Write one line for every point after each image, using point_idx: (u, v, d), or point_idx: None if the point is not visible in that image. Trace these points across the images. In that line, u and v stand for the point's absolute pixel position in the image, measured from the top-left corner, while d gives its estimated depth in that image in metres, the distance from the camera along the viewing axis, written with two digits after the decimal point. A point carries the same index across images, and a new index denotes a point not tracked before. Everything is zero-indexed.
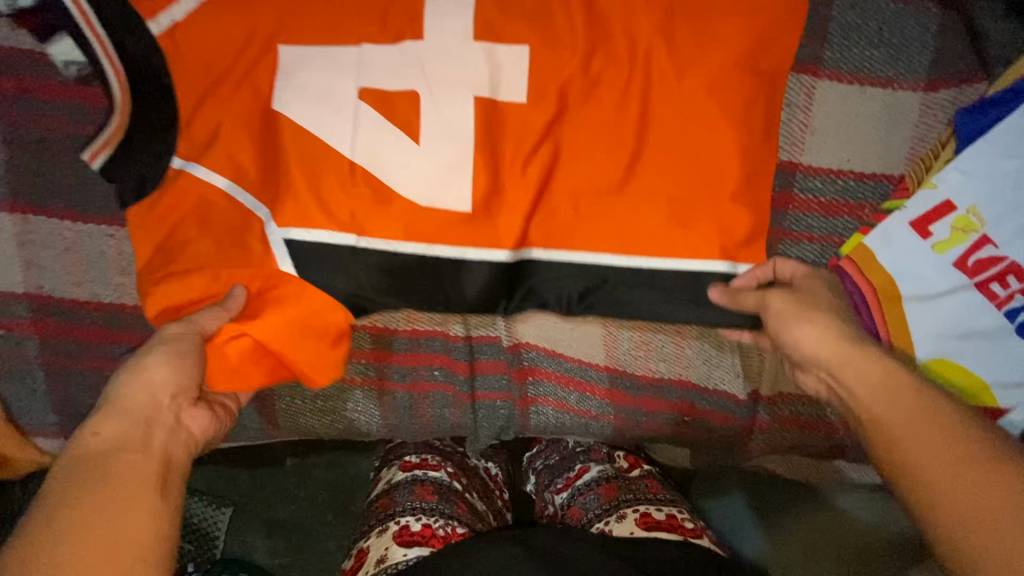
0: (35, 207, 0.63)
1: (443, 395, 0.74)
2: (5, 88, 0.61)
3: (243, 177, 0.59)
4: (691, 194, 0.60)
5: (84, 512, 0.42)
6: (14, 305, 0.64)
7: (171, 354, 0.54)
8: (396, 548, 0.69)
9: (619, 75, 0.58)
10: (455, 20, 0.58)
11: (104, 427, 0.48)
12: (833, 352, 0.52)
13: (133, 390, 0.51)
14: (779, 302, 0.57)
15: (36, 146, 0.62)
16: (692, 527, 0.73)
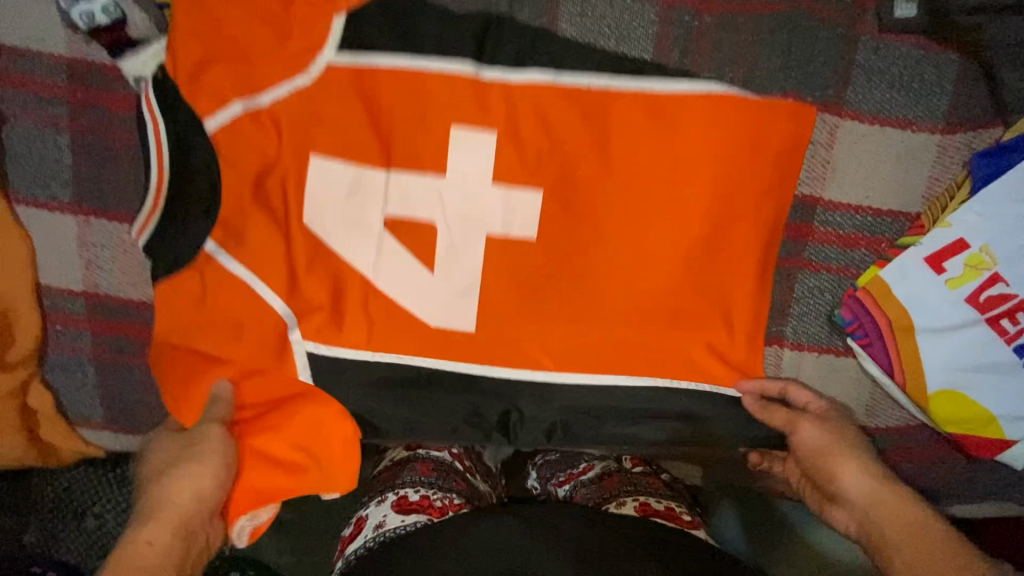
0: (100, 211, 0.67)
1: None
2: (77, 99, 0.66)
3: (279, 262, 0.66)
4: (678, 318, 0.69)
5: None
6: (70, 302, 0.68)
7: (214, 457, 0.63)
8: (394, 515, 0.76)
9: (620, 209, 0.67)
10: (477, 156, 0.67)
11: (152, 537, 0.56)
12: (874, 496, 0.62)
13: (174, 495, 0.60)
14: (812, 433, 0.67)
15: (102, 154, 0.66)
16: (688, 519, 0.78)
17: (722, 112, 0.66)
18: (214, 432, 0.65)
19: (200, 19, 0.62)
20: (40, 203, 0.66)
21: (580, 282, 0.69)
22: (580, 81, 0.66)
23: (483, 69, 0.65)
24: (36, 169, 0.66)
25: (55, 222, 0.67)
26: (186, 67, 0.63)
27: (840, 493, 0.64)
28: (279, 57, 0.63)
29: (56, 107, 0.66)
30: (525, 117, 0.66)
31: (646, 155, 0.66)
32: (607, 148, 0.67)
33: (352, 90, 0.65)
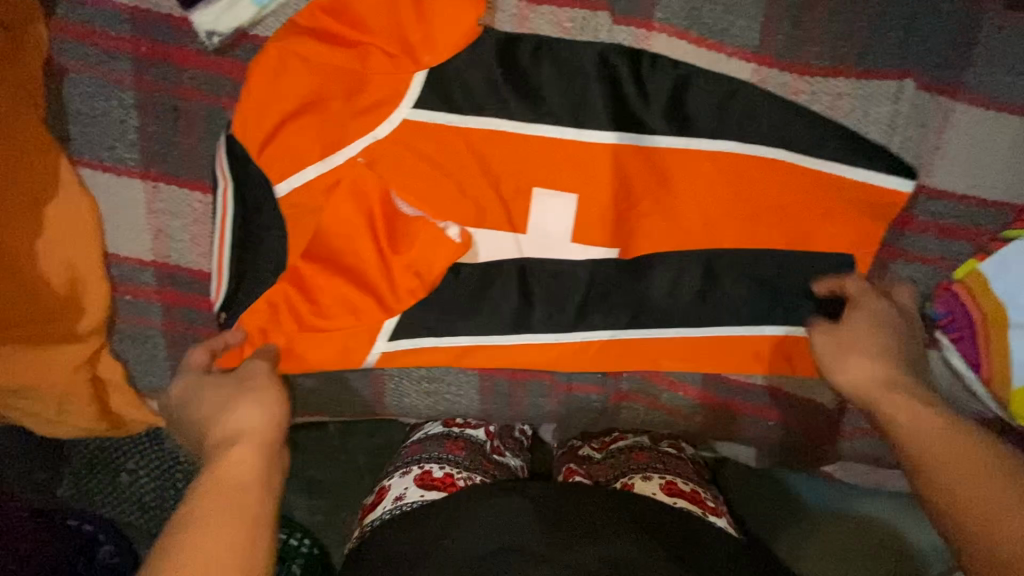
0: (168, 177, 0.63)
1: (540, 385, 0.76)
2: (143, 54, 0.61)
3: (363, 302, 0.66)
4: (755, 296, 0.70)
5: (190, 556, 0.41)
6: (140, 272, 0.65)
7: (262, 388, 0.54)
8: (414, 490, 0.68)
9: (704, 195, 0.67)
10: (558, 210, 0.67)
11: (233, 452, 0.48)
12: (870, 391, 0.55)
13: (232, 423, 0.51)
14: (825, 341, 0.59)
15: (169, 115, 0.62)
16: (713, 507, 0.71)
17: (800, 186, 0.66)
18: (262, 368, 0.57)
19: (272, 64, 0.59)
20: (105, 166, 0.62)
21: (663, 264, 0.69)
22: (659, 143, 0.65)
23: (562, 129, 0.64)
24: (98, 129, 0.62)
25: (122, 188, 0.63)
26: (256, 74, 0.59)
27: (871, 399, 0.55)
28: (355, 109, 0.62)
29: (120, 62, 0.61)
30: (598, 190, 0.66)
31: (726, 157, 0.65)
32: (677, 226, 0.68)
33: (431, 149, 0.65)
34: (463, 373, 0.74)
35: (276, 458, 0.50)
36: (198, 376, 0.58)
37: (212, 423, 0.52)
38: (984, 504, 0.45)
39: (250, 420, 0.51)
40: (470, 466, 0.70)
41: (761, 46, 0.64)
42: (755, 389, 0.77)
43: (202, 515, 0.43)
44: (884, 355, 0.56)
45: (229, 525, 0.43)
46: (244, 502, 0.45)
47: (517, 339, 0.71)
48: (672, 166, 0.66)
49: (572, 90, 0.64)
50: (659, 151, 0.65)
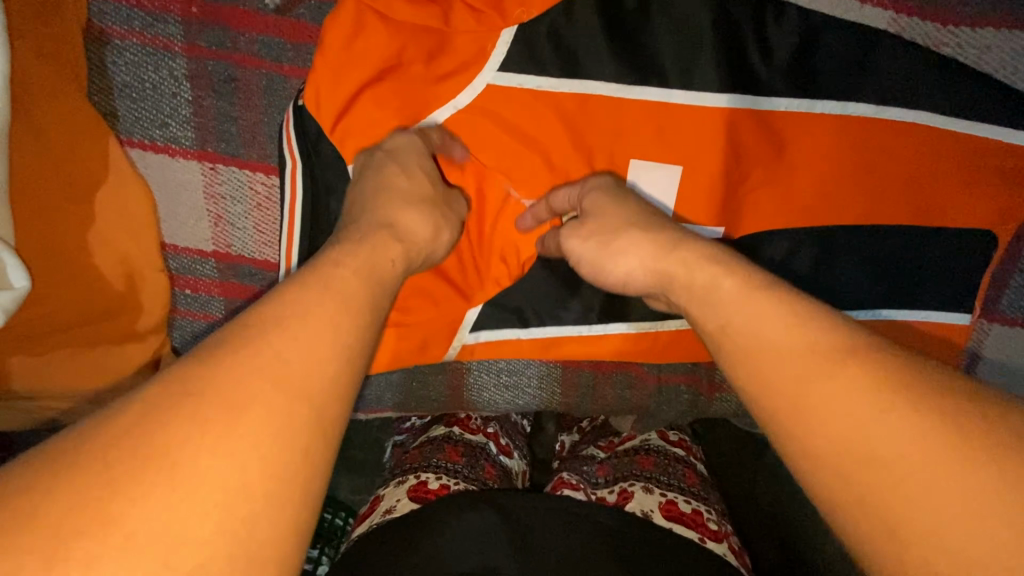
0: (228, 157, 0.56)
1: (626, 376, 0.71)
2: (194, 15, 0.53)
3: (441, 292, 0.60)
4: (874, 279, 0.62)
5: (263, 379, 0.30)
6: (200, 264, 0.60)
7: (435, 210, 0.50)
8: (405, 503, 0.63)
9: (825, 167, 0.59)
10: (657, 192, 0.60)
11: (392, 251, 0.43)
12: (659, 272, 0.46)
13: (397, 217, 0.46)
14: (585, 244, 0.51)
15: (227, 86, 0.55)
16: (716, 528, 0.63)
17: (933, 152, 0.58)
18: (458, 205, 0.54)
19: (348, 20, 0.51)
20: (158, 146, 0.56)
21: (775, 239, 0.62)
22: (779, 106, 0.57)
23: (668, 91, 0.57)
24: (149, 103, 0.55)
25: (177, 170, 0.56)
26: (328, 34, 0.51)
27: (688, 286, 0.44)
28: (438, 74, 0.54)
29: (169, 25, 0.53)
30: (705, 161, 0.59)
31: (854, 122, 0.57)
32: (793, 199, 0.60)
33: (520, 119, 0.57)
34: (545, 368, 0.69)
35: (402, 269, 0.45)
36: (411, 137, 0.52)
37: (380, 196, 0.47)
38: (846, 440, 0.32)
39: (413, 231, 0.47)
40: (468, 476, 0.66)
41: None
42: None
43: (297, 330, 0.32)
44: (686, 242, 0.45)
45: (320, 364, 0.32)
46: (343, 339, 0.34)
47: (606, 327, 0.64)
48: (791, 132, 0.58)
49: (682, 47, 0.55)
50: (777, 115, 0.57)
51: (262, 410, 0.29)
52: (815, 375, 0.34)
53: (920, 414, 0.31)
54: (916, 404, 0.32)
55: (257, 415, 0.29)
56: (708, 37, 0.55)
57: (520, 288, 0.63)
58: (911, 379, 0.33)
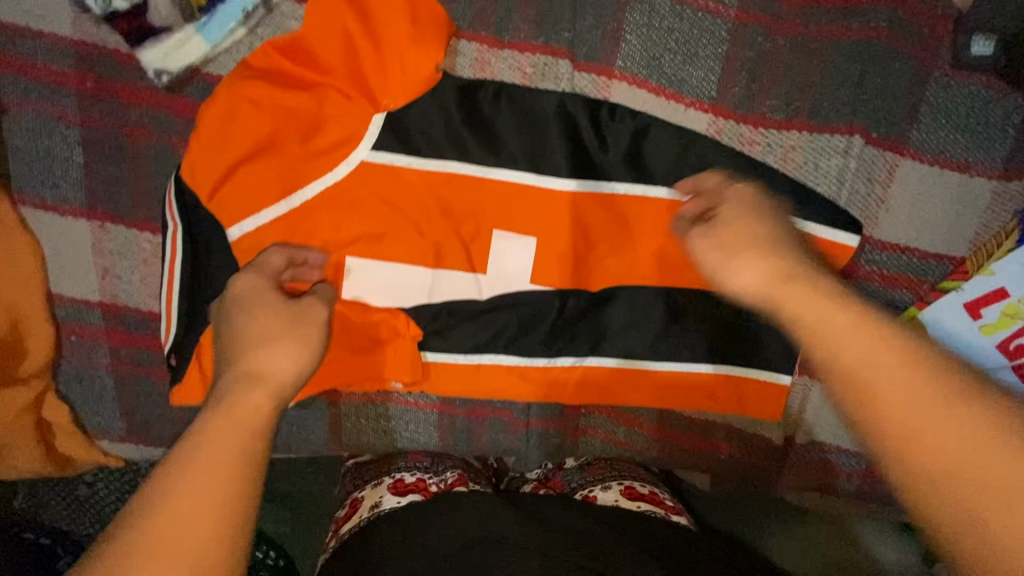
0: (116, 216, 0.61)
1: (500, 421, 0.78)
2: (88, 90, 0.59)
3: None
4: (705, 336, 0.72)
5: (189, 502, 0.36)
6: (87, 313, 0.63)
7: (302, 350, 0.47)
8: (389, 497, 0.67)
9: (659, 241, 0.68)
10: (515, 256, 0.68)
11: (251, 397, 0.43)
12: (772, 297, 0.40)
13: (264, 355, 0.46)
14: (705, 256, 0.45)
15: (117, 153, 0.60)
16: (674, 504, 0.72)
17: None
18: (321, 312, 0.51)
19: (224, 106, 0.58)
20: (47, 205, 0.60)
21: (619, 297, 0.71)
22: (618, 189, 0.66)
23: (522, 174, 0.65)
24: (41, 167, 0.59)
25: (66, 227, 0.61)
26: (208, 116, 0.58)
27: (793, 320, 0.38)
28: (313, 150, 0.61)
29: (64, 98, 0.58)
30: (559, 233, 0.67)
31: (681, 206, 0.67)
32: (635, 266, 0.69)
33: (390, 191, 0.64)
34: (422, 413, 0.76)
35: (264, 381, 0.44)
36: (267, 288, 0.53)
37: (240, 342, 0.47)
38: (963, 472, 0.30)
39: (277, 369, 0.46)
40: (439, 470, 0.72)
41: (718, 97, 0.66)
42: (708, 424, 0.80)
43: (205, 455, 0.38)
44: (814, 276, 0.40)
45: (222, 481, 0.37)
46: (236, 469, 0.38)
47: (478, 371, 0.72)
48: (629, 211, 0.67)
49: (532, 135, 0.64)
50: (616, 197, 0.67)
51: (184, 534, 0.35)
52: (873, 381, 0.33)
53: (952, 397, 0.32)
54: (940, 381, 0.32)
55: (178, 560, 0.34)
56: (557, 128, 0.64)
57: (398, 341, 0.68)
58: (953, 372, 0.33)
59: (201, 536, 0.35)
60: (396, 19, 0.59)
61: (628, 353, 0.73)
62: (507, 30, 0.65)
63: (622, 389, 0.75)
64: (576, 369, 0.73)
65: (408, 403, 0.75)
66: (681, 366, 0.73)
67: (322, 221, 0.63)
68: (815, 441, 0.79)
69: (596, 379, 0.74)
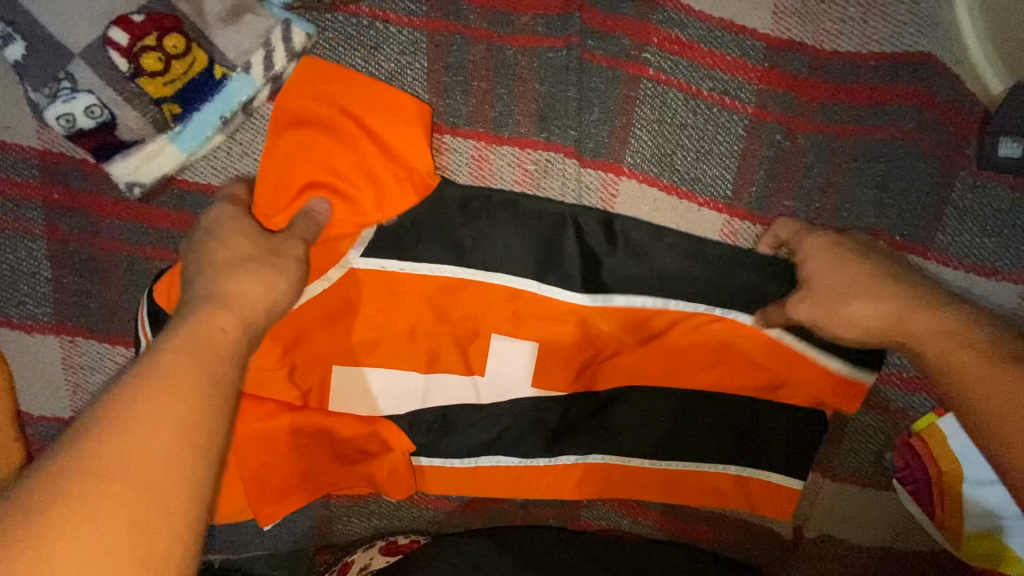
0: (87, 331, 0.57)
1: (498, 512, 0.75)
2: (55, 202, 0.55)
3: (302, 453, 0.61)
4: (716, 437, 0.68)
5: (153, 417, 0.33)
6: (59, 429, 0.60)
7: (289, 282, 0.47)
8: (380, 558, 0.67)
9: (669, 344, 0.64)
10: (513, 359, 0.65)
11: (224, 324, 0.40)
12: (890, 329, 0.50)
13: (238, 290, 0.43)
14: (813, 309, 0.54)
15: (87, 266, 0.56)
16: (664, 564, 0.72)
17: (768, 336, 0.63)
18: (298, 249, 0.50)
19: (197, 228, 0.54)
20: (14, 322, 0.57)
21: (624, 398, 0.67)
22: (631, 298, 0.62)
23: (526, 283, 0.61)
24: (5, 282, 0.56)
25: (34, 343, 0.57)
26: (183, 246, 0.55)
27: (921, 345, 0.47)
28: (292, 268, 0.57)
29: (29, 210, 0.55)
30: (563, 337, 0.64)
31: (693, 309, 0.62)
32: (642, 367, 0.66)
33: (382, 297, 0.61)
34: (418, 509, 0.73)
35: (235, 305, 0.42)
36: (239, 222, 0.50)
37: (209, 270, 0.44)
38: None
39: (248, 295, 0.43)
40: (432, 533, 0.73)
41: (733, 196, 0.62)
42: (710, 513, 0.78)
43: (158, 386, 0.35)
44: (922, 302, 0.49)
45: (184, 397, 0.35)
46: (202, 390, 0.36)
47: (477, 474, 0.69)
48: (640, 317, 0.63)
49: (535, 239, 0.60)
50: (624, 300, 0.62)
51: (150, 443, 0.32)
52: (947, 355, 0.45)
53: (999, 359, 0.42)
54: None
55: (148, 478, 0.31)
56: (567, 235, 0.60)
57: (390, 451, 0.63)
58: None
59: (156, 456, 0.32)
60: (380, 123, 0.56)
61: (633, 453, 0.69)
62: (507, 125, 0.60)
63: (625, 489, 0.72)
64: (579, 467, 0.70)
65: (404, 500, 0.72)
66: (690, 465, 0.70)
67: (312, 330, 0.60)
68: (827, 535, 0.76)
69: (600, 475, 0.71)
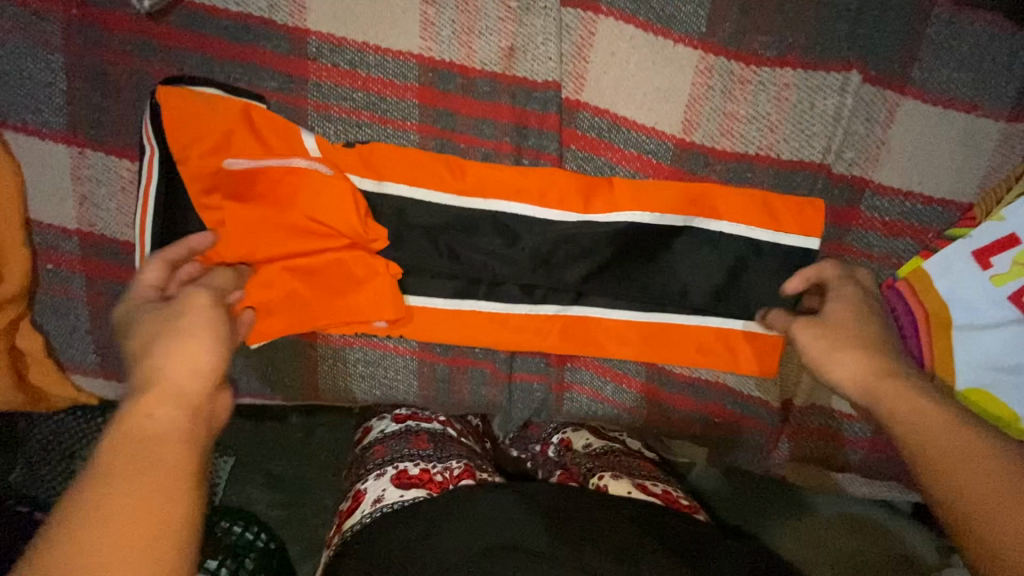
0: (97, 143, 0.62)
1: (481, 373, 0.75)
2: (70, 15, 0.59)
3: (283, 273, 0.62)
4: (697, 282, 0.69)
5: (121, 511, 0.37)
6: (65, 241, 0.64)
7: (216, 340, 0.46)
8: (393, 490, 0.68)
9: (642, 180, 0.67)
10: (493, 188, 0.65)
11: (157, 410, 0.42)
12: (871, 385, 0.52)
13: (177, 359, 0.44)
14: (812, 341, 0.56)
15: (99, 80, 0.60)
16: (689, 505, 0.71)
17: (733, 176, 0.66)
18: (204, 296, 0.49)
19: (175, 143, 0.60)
20: (30, 129, 0.61)
21: (604, 242, 0.67)
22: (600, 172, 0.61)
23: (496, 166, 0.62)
24: (25, 91, 0.60)
25: (47, 152, 0.61)
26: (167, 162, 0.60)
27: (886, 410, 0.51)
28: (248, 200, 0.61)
29: (45, 24, 0.59)
30: (561, 183, 0.66)
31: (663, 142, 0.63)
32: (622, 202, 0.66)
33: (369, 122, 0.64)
34: (403, 362, 0.73)
35: (166, 384, 0.43)
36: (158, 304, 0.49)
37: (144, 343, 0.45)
38: None
39: (203, 356, 0.45)
40: (442, 458, 0.73)
41: (708, 33, 0.63)
42: (698, 383, 0.76)
43: (115, 488, 0.38)
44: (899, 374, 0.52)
45: (166, 447, 0.41)
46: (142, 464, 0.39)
47: (461, 318, 0.70)
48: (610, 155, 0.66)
49: (515, 70, 0.64)
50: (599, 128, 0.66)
51: (116, 555, 0.36)
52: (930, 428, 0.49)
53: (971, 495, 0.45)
54: None
55: (135, 535, 0.37)
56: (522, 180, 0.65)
57: (368, 277, 0.64)
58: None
59: (123, 544, 0.36)
60: (296, 178, 0.61)
61: (612, 300, 0.70)
62: None
63: (609, 344, 0.72)
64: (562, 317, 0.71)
65: (384, 348, 0.73)
66: (672, 317, 0.70)
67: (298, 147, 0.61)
68: (813, 405, 0.76)
69: (583, 325, 0.71)
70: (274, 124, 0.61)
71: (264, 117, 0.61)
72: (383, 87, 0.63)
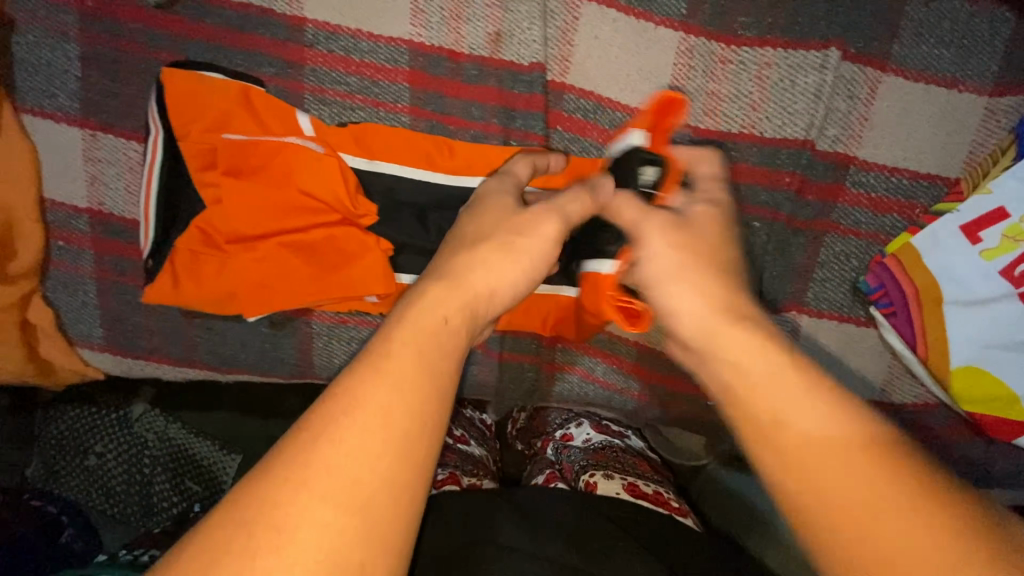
0: (106, 126, 0.66)
1: (473, 353, 0.77)
2: (85, 6, 0.63)
3: (279, 250, 0.65)
4: None
5: (380, 401, 0.35)
6: (76, 219, 0.68)
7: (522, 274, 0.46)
8: None
9: None
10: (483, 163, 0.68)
11: (450, 312, 0.41)
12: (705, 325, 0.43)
13: (481, 268, 0.45)
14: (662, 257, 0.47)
15: (109, 66, 0.64)
16: (677, 506, 0.70)
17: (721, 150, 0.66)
18: (550, 227, 0.48)
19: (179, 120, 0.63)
20: (46, 112, 0.65)
21: None
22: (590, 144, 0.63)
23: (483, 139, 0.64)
24: (42, 77, 0.64)
25: (61, 134, 0.66)
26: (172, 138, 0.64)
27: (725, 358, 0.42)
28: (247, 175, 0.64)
29: (63, 15, 0.63)
30: None
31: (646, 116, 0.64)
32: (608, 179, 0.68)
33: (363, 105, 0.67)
34: None
35: (461, 286, 0.43)
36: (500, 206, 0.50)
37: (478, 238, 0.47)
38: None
39: (501, 273, 0.45)
40: None
41: (688, 15, 0.65)
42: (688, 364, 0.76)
43: (389, 370, 0.36)
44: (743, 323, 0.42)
45: (439, 358, 0.38)
46: (429, 371, 0.37)
47: None
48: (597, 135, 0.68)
49: (500, 54, 0.66)
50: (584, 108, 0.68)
51: (366, 443, 0.33)
52: (822, 485, 0.35)
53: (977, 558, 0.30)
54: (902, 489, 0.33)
55: (387, 430, 0.34)
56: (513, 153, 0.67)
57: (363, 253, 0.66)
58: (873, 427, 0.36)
59: (371, 436, 0.34)
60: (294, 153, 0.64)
61: None
62: None
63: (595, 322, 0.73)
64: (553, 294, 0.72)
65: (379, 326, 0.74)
66: None
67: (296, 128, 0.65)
68: None
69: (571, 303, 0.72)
70: (273, 107, 0.65)
71: (263, 101, 0.64)
72: (376, 72, 0.66)
